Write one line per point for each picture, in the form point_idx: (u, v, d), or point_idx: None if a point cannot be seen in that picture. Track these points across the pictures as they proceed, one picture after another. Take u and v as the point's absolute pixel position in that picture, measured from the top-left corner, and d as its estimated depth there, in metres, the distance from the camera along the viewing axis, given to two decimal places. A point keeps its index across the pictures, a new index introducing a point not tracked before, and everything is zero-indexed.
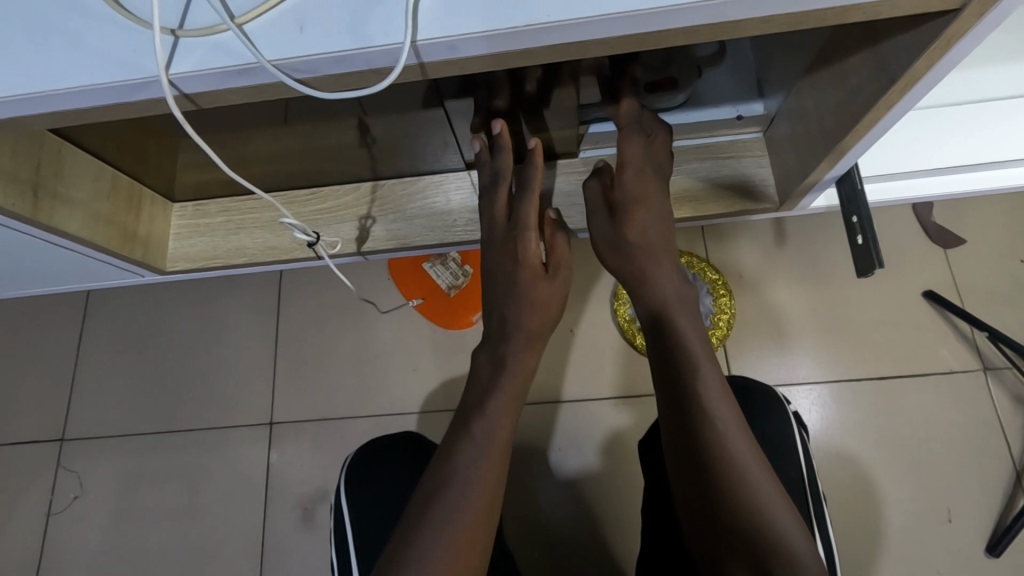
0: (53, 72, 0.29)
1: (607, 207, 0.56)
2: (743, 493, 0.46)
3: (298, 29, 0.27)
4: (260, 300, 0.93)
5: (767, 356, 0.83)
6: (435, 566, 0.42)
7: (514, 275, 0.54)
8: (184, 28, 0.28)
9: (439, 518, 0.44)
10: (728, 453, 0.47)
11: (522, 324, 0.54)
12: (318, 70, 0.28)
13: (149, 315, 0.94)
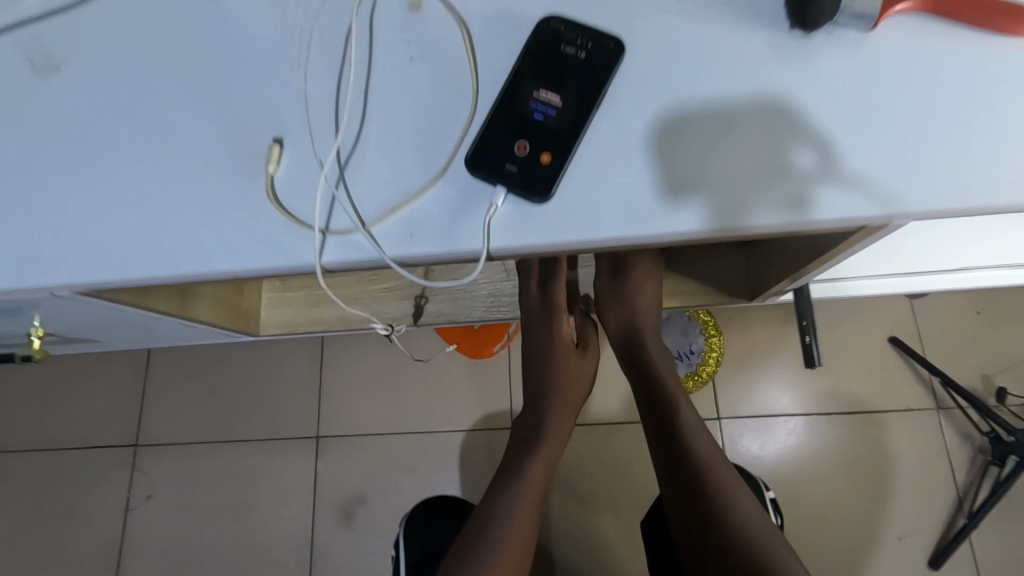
0: (228, 254, 0.39)
1: (611, 272, 0.67)
2: (723, 509, 0.57)
3: (411, 236, 0.37)
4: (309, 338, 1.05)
5: (750, 390, 0.96)
6: None
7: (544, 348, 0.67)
8: (329, 228, 0.38)
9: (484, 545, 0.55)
10: (708, 480, 0.59)
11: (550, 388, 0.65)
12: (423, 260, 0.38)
13: (210, 344, 1.07)
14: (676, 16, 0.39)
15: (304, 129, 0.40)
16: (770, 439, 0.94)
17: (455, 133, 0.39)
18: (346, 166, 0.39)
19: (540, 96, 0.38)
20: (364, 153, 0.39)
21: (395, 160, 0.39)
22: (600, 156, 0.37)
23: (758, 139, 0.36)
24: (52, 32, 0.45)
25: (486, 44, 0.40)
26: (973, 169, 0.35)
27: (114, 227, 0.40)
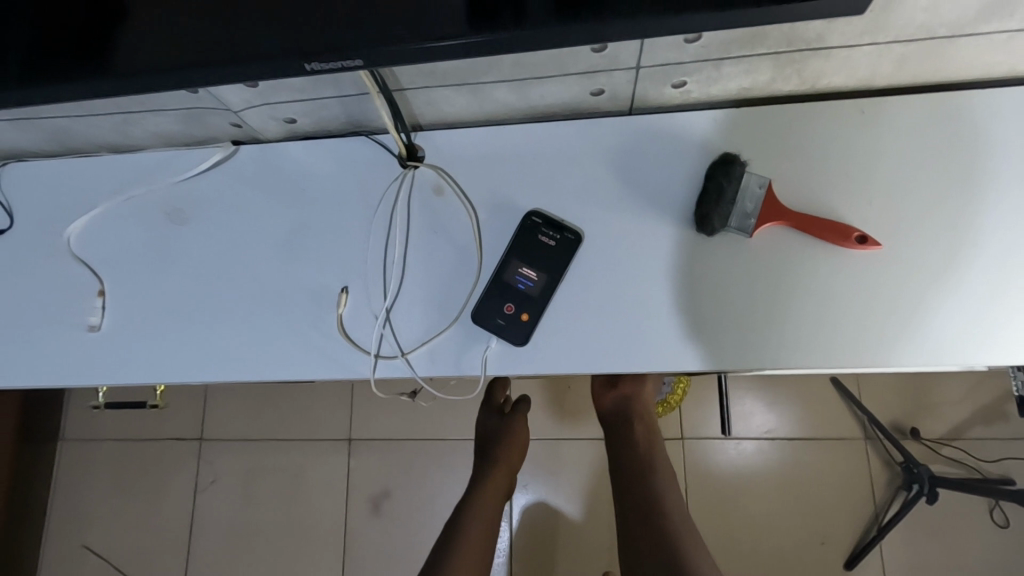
0: (309, 366, 0.58)
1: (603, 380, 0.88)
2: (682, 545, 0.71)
3: (433, 360, 0.56)
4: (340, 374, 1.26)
5: (710, 418, 1.14)
6: None
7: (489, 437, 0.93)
8: (379, 353, 0.57)
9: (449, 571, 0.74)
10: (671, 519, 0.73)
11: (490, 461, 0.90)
12: (440, 375, 0.57)
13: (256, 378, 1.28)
14: (617, 215, 0.57)
15: (364, 280, 0.59)
16: (723, 460, 1.13)
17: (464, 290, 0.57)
18: (391, 310, 0.57)
19: (521, 271, 0.56)
20: (403, 300, 0.58)
21: (424, 307, 0.57)
22: (560, 313, 0.55)
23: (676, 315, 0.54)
24: (184, 194, 0.63)
25: (487, 226, 0.58)
26: (781, 343, 0.53)
27: (232, 344, 0.59)
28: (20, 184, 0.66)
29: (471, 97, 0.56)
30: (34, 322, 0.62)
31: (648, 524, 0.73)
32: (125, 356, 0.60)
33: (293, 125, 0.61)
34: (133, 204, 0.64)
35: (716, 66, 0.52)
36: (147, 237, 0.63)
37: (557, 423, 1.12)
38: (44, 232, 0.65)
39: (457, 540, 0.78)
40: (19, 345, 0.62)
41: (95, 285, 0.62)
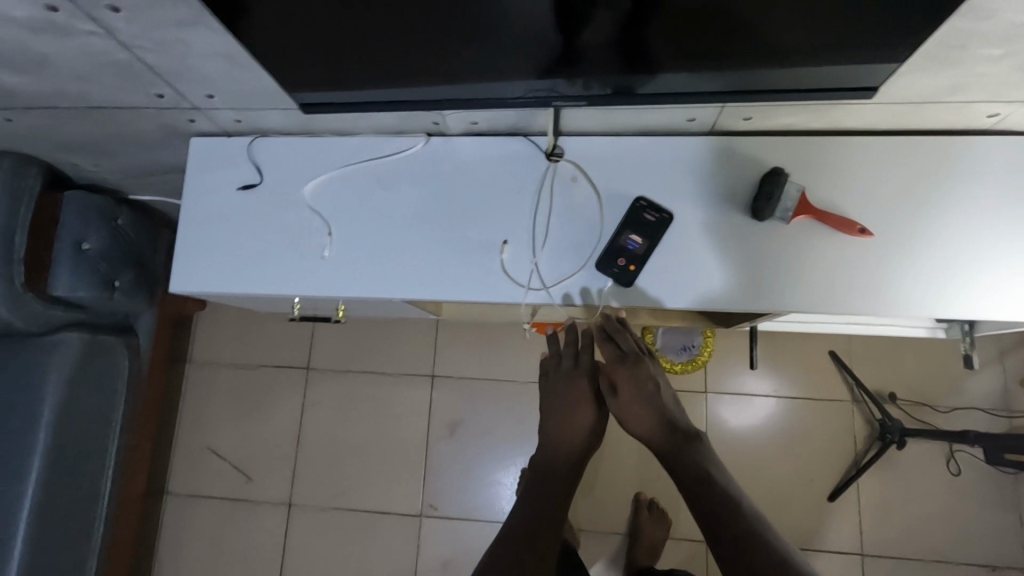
0: (479, 293, 0.85)
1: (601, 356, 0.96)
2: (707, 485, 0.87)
3: (566, 293, 0.83)
4: (426, 323, 1.53)
5: (727, 377, 1.43)
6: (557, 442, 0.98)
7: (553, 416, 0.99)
8: (529, 287, 0.84)
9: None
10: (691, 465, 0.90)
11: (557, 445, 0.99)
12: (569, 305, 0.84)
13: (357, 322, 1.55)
14: (693, 203, 0.83)
15: (519, 237, 0.85)
16: (736, 411, 1.41)
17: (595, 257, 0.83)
18: (538, 259, 0.84)
19: (630, 237, 0.82)
20: (546, 253, 0.84)
21: (561, 258, 0.84)
22: (655, 267, 0.82)
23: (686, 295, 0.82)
24: (388, 168, 0.90)
25: (607, 205, 0.84)
26: (803, 296, 0.79)
27: (424, 275, 0.87)
28: (267, 154, 0.92)
29: (605, 118, 0.83)
30: (283, 252, 0.90)
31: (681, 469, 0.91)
32: (350, 280, 0.88)
33: (473, 126, 0.87)
34: (351, 174, 0.90)
35: (776, 109, 0.78)
36: (361, 197, 0.90)
37: None
38: (287, 189, 0.91)
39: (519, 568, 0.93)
40: (273, 269, 0.90)
41: (325, 230, 0.89)
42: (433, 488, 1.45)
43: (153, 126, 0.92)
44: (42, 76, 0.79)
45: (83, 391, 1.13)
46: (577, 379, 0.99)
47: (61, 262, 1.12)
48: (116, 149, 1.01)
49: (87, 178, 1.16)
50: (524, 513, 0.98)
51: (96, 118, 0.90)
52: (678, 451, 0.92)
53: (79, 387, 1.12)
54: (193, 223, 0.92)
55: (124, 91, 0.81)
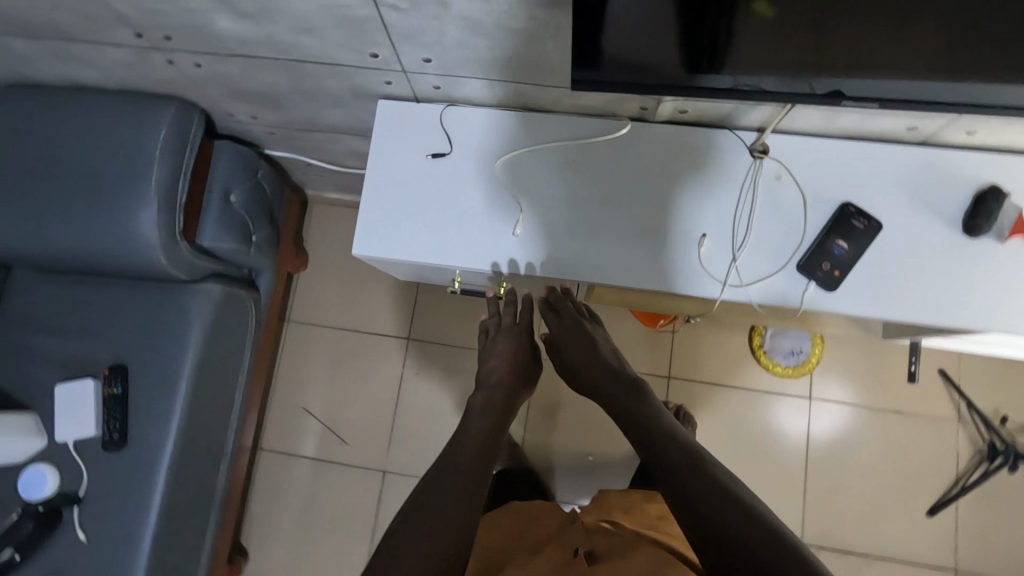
0: (676, 284, 0.84)
1: (552, 326, 0.98)
2: (668, 433, 0.77)
3: (764, 291, 0.83)
4: None
5: (832, 383, 1.44)
6: (498, 387, 0.93)
7: (488, 365, 0.95)
8: (726, 282, 0.83)
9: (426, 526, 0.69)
10: (647, 418, 0.80)
11: (494, 389, 0.93)
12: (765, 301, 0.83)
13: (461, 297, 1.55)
14: (901, 212, 0.83)
15: (718, 230, 0.84)
16: (837, 418, 1.42)
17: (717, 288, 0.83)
18: (738, 255, 0.83)
19: (837, 241, 0.81)
20: (747, 250, 0.83)
21: (761, 257, 0.83)
22: (859, 272, 0.81)
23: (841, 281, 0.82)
24: (587, 148, 0.88)
25: (813, 206, 0.84)
26: (1010, 315, 0.79)
27: (617, 260, 0.85)
28: (459, 124, 0.91)
29: (825, 119, 0.81)
30: (470, 226, 0.88)
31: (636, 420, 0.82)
32: (541, 260, 0.86)
33: (680, 114, 0.86)
34: (547, 152, 0.89)
35: (1010, 125, 0.77)
36: (557, 175, 0.88)
37: (703, 370, 1.46)
38: (477, 161, 0.90)
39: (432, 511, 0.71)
40: (459, 243, 0.88)
41: (517, 207, 0.88)
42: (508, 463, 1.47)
43: (345, 84, 0.90)
44: (266, 26, 0.77)
45: (221, 343, 1.14)
46: (514, 333, 0.98)
47: (210, 213, 1.12)
48: (290, 103, 0.99)
49: (235, 129, 1.14)
50: (452, 457, 0.79)
51: (291, 70, 0.88)
52: (611, 388, 0.88)
53: (219, 340, 1.13)
54: (379, 189, 0.90)
55: (342, 47, 0.80)
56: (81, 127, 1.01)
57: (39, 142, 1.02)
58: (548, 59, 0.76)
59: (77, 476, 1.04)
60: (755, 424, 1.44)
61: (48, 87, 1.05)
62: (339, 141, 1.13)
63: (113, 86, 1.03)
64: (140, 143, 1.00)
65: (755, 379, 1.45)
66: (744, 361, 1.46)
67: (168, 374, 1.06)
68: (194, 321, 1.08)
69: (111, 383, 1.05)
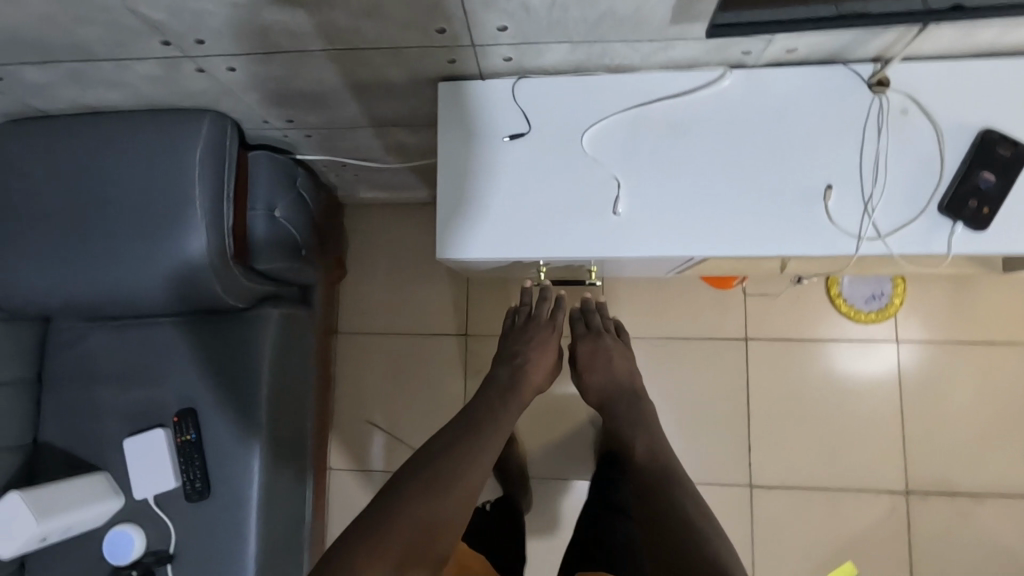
0: (805, 246, 0.75)
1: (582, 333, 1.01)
2: (675, 489, 0.85)
3: (903, 241, 0.75)
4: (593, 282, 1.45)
5: (918, 325, 1.37)
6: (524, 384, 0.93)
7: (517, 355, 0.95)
8: (861, 236, 0.74)
9: (418, 502, 0.76)
10: (657, 472, 0.88)
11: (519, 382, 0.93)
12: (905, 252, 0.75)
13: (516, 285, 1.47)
14: None
15: (845, 180, 0.76)
16: (929, 357, 1.36)
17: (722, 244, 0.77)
18: (870, 204, 0.75)
19: (983, 174, 0.72)
20: (881, 198, 0.75)
21: (896, 203, 0.75)
22: (1008, 207, 0.73)
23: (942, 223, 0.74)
24: (684, 108, 0.79)
25: (948, 139, 0.75)
26: None
27: (735, 227, 0.77)
28: (534, 99, 0.81)
29: (958, 39, 0.72)
30: (564, 210, 0.79)
31: (649, 469, 0.89)
32: (650, 239, 0.78)
33: (787, 54, 0.76)
34: (640, 116, 0.80)
35: None
36: (653, 143, 0.79)
37: (781, 328, 1.40)
38: (562, 137, 0.81)
39: (430, 488, 0.78)
40: (532, 227, 0.79)
41: (614, 183, 0.79)
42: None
43: (402, 68, 0.80)
44: (319, 11, 0.67)
45: (289, 370, 1.06)
46: (546, 329, 0.97)
47: (258, 234, 1.04)
48: (335, 98, 0.90)
49: (269, 136, 1.04)
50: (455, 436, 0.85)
51: (342, 60, 0.78)
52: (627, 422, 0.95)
53: (286, 366, 1.05)
54: (456, 183, 0.81)
55: (405, 25, 0.70)
56: (106, 157, 0.92)
57: (63, 178, 0.92)
58: (648, 8, 0.66)
59: (165, 532, 0.98)
60: (841, 376, 1.38)
61: (63, 116, 0.95)
62: (385, 134, 1.03)
63: (134, 107, 0.92)
64: (178, 167, 0.90)
65: (836, 329, 1.39)
66: (823, 313, 1.39)
67: (241, 413, 0.99)
68: (260, 349, 1.00)
69: (183, 429, 0.98)
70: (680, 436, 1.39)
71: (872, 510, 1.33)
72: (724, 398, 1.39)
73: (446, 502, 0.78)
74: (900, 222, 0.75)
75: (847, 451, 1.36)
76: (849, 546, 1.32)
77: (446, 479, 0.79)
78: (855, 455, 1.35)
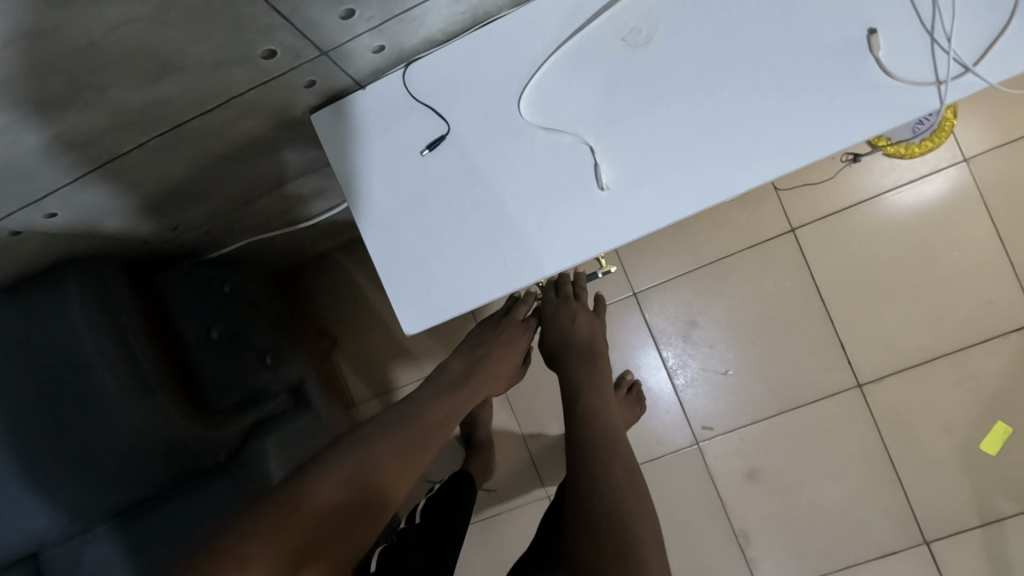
0: (869, 124, 0.52)
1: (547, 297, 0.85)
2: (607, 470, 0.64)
3: (1005, 59, 0.51)
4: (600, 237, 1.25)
5: (983, 130, 1.13)
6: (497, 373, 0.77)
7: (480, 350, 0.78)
8: (943, 79, 0.51)
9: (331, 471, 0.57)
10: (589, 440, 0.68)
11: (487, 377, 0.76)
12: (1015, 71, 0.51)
13: None
14: None
15: (890, 14, 0.53)
16: (1010, 163, 1.13)
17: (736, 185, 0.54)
18: (938, 31, 0.52)
19: None
20: (948, 18, 0.52)
21: (973, 15, 0.52)
22: None
23: None
24: (639, 12, 0.57)
25: None
26: None
27: (763, 139, 0.54)
28: (440, 83, 0.60)
29: None
30: (534, 208, 0.58)
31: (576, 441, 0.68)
32: (659, 200, 0.55)
33: None
34: (580, 50, 0.57)
35: None
36: (616, 71, 0.57)
37: (825, 200, 1.18)
38: (493, 116, 0.59)
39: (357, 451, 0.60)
40: (501, 243, 0.58)
41: (586, 150, 0.57)
42: (650, 414, 1.24)
43: (258, 117, 0.59)
44: (93, 99, 0.46)
45: None
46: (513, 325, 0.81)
47: (204, 361, 0.85)
48: (204, 184, 0.69)
49: (168, 252, 0.85)
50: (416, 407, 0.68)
51: (175, 143, 0.57)
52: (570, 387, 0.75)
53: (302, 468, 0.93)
54: (383, 230, 0.60)
55: (218, 66, 0.48)
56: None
57: None
58: None
59: None
60: (915, 223, 1.16)
61: None
62: (293, 191, 0.82)
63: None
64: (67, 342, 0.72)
65: (890, 175, 1.16)
66: (867, 163, 1.17)
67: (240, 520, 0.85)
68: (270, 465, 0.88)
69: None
70: (761, 362, 1.21)
71: (1005, 356, 1.14)
72: (794, 302, 1.19)
73: (379, 478, 0.59)
74: (990, 36, 0.51)
75: (952, 303, 1.16)
76: (991, 402, 1.14)
77: (384, 447, 0.61)
78: (962, 305, 1.15)
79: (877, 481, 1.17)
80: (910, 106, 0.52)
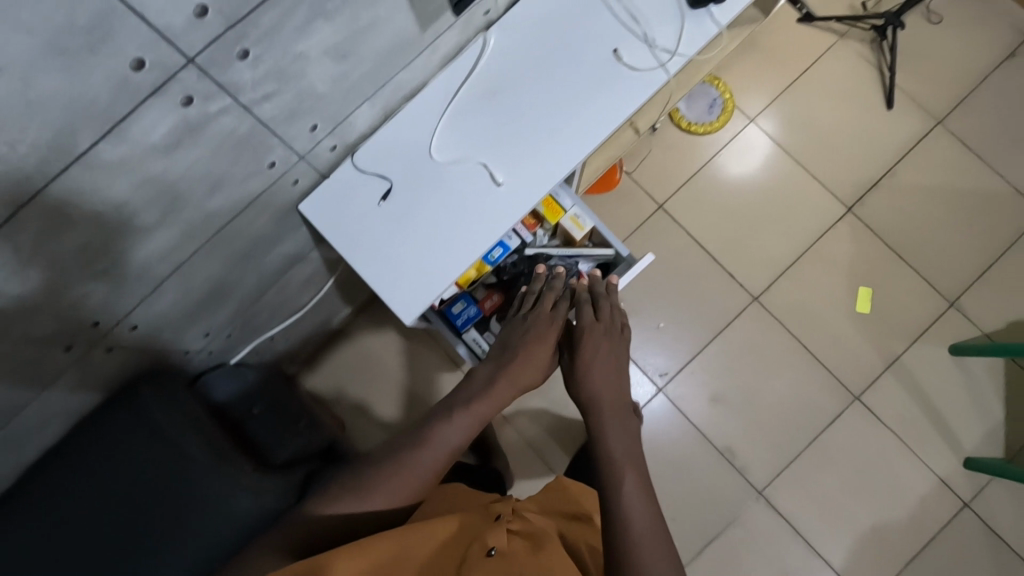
0: (636, 98, 0.88)
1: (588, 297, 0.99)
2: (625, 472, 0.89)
3: (691, 43, 0.89)
4: None
5: (753, 97, 1.58)
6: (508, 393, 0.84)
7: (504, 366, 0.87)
8: (664, 63, 0.88)
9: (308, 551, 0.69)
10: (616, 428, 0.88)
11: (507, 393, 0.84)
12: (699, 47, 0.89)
13: None
14: None
15: (622, 39, 0.90)
16: (779, 112, 1.57)
17: (580, 151, 0.87)
18: (650, 40, 0.90)
19: None
20: (652, 32, 0.90)
21: (664, 26, 0.90)
22: None
23: (702, 15, 0.90)
24: (484, 79, 0.91)
25: None
26: None
27: (583, 124, 0.88)
28: (376, 158, 0.90)
29: None
30: (466, 210, 0.88)
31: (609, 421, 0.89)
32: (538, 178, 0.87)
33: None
34: (460, 111, 0.91)
35: None
36: (483, 116, 0.90)
37: (673, 178, 1.56)
38: (417, 167, 0.90)
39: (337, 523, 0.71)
40: (455, 239, 0.88)
41: (483, 167, 0.89)
42: None
43: (265, 216, 0.87)
44: (174, 217, 0.72)
45: None
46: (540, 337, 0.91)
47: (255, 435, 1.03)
48: (228, 284, 0.94)
49: (202, 360, 1.07)
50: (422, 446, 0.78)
51: (216, 247, 0.83)
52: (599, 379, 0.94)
53: None
54: (378, 262, 0.88)
55: (245, 178, 0.76)
56: (78, 476, 0.86)
57: None
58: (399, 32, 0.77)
59: None
60: (739, 173, 1.56)
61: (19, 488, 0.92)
62: (287, 282, 1.08)
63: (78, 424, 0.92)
64: (145, 438, 0.89)
65: (708, 146, 1.57)
66: (691, 144, 1.57)
67: None
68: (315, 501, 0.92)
69: None
70: (679, 309, 1.51)
71: (841, 238, 1.51)
72: (685, 257, 1.53)
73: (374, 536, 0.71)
74: (678, 33, 0.90)
75: (790, 217, 1.53)
76: (849, 274, 1.49)
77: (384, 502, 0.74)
78: (798, 215, 1.53)
79: (803, 366, 1.46)
80: (653, 83, 0.88)
